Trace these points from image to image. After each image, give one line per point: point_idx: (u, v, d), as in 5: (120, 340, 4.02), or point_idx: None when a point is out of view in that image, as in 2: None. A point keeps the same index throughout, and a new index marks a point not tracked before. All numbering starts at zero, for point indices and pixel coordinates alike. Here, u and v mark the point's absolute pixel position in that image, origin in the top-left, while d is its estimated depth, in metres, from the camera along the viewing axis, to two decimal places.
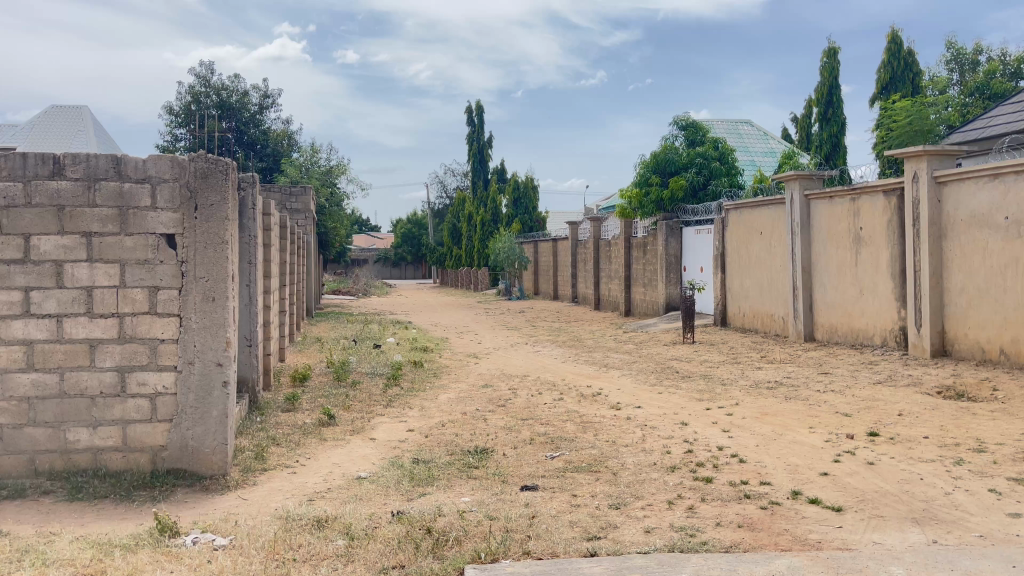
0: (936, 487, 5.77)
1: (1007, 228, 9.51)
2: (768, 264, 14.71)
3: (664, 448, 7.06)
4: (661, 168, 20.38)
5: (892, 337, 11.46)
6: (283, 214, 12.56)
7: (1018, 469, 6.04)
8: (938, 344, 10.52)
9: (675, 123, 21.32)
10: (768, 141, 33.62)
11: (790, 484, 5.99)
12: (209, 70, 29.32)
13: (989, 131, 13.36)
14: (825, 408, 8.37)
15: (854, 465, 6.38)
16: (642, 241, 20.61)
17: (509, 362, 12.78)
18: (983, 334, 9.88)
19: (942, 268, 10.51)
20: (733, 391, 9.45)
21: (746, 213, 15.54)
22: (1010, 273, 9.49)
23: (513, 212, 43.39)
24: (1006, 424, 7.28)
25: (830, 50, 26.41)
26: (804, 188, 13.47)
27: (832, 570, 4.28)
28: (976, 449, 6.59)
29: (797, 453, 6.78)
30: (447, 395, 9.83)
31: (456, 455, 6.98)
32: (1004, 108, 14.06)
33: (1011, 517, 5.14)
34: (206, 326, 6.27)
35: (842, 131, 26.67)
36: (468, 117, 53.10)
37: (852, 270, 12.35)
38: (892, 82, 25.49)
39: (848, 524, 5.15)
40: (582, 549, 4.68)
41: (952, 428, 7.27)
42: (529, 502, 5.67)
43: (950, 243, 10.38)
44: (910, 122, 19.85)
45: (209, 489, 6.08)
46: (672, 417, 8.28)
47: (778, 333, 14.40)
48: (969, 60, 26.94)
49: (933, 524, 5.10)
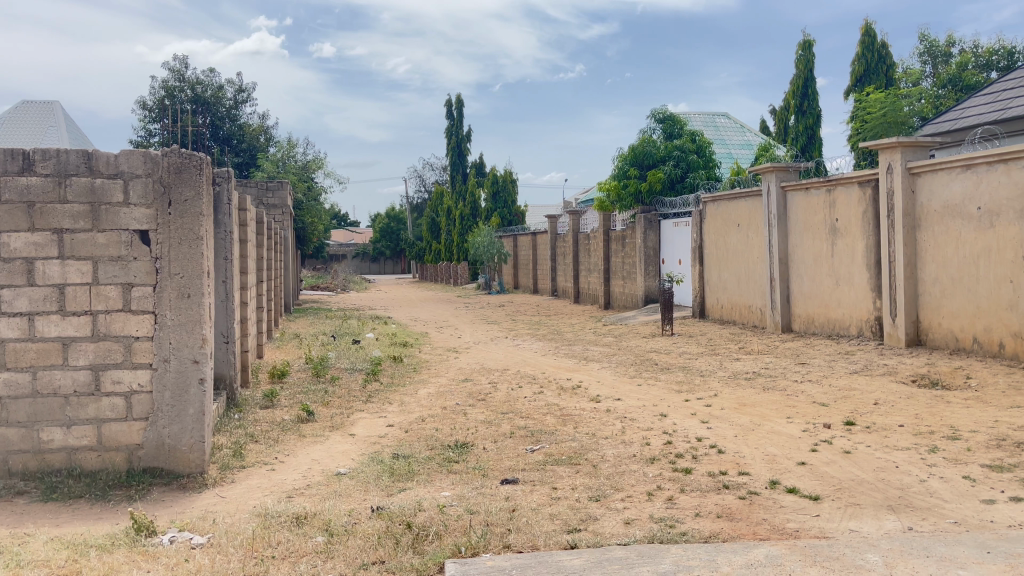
0: (911, 475, 5.85)
1: (979, 217, 9.63)
2: (745, 256, 14.80)
3: (643, 439, 7.08)
4: (639, 161, 20.45)
5: (868, 328, 11.58)
6: (260, 210, 12.49)
7: (991, 456, 6.13)
8: (913, 334, 10.65)
9: (652, 116, 21.36)
10: (744, 134, 33.84)
11: (768, 474, 6.04)
12: (183, 64, 28.94)
13: (962, 122, 13.48)
14: (802, 399, 8.44)
15: (831, 455, 6.42)
16: (621, 234, 20.62)
17: (488, 356, 12.74)
18: (956, 323, 10.01)
19: (917, 259, 10.63)
20: (711, 383, 9.51)
21: (723, 205, 15.61)
22: (982, 263, 9.61)
23: (493, 207, 43.13)
24: (979, 412, 7.38)
25: (805, 42, 26.54)
26: (780, 180, 13.55)
27: (809, 558, 4.33)
28: (950, 437, 6.67)
29: (775, 443, 6.84)
30: (427, 390, 9.80)
31: (436, 449, 6.96)
32: (976, 99, 14.16)
33: (985, 504, 5.22)
34: (182, 322, 6.20)
35: (818, 124, 26.88)
36: (448, 110, 52.66)
37: (828, 262, 12.45)
38: (866, 74, 25.71)
39: (825, 513, 5.20)
40: (562, 541, 4.69)
41: (927, 417, 7.36)
42: (510, 495, 5.67)
43: (924, 234, 10.50)
44: (885, 114, 20.01)
45: (186, 488, 6.01)
46: (652, 408, 8.32)
47: (756, 324, 14.51)
48: (941, 52, 27.21)
49: (909, 511, 5.16)
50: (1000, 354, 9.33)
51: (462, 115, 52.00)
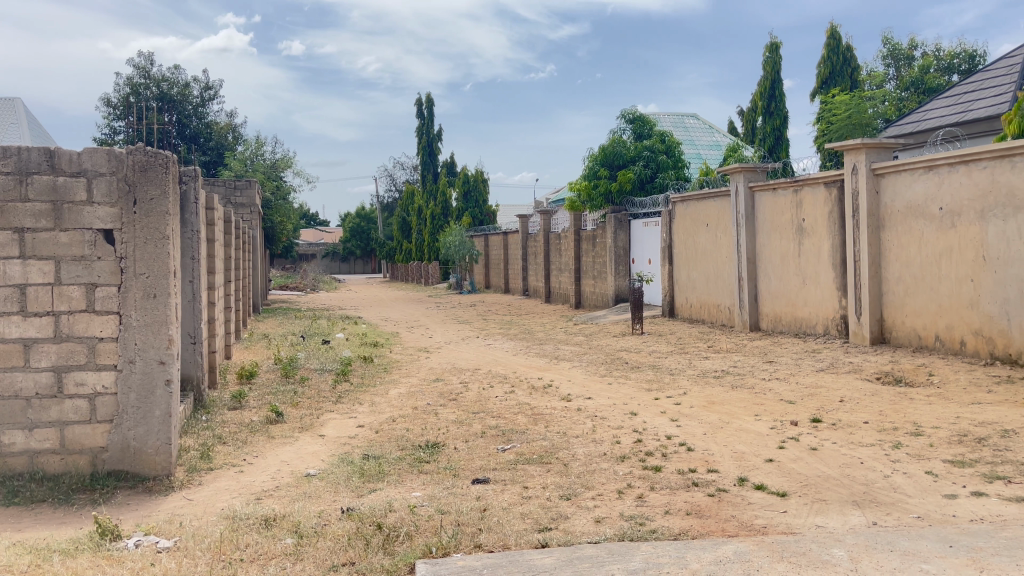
0: (875, 470, 5.95)
1: (940, 218, 9.81)
2: (714, 255, 14.95)
3: (614, 438, 7.13)
4: (610, 161, 20.56)
5: (833, 326, 11.77)
6: (229, 209, 12.33)
7: (953, 452, 6.26)
8: (877, 332, 10.84)
9: (622, 116, 21.46)
10: (713, 135, 34.16)
11: (736, 471, 6.11)
12: (148, 61, 28.49)
13: (924, 124, 13.74)
14: (770, 396, 8.55)
15: (798, 452, 6.51)
16: (591, 234, 20.71)
17: (459, 355, 12.73)
18: (919, 322, 10.20)
19: (881, 258, 10.82)
20: (680, 381, 9.59)
21: (692, 205, 15.74)
22: (943, 262, 9.80)
23: (464, 206, 43.07)
24: (941, 409, 7.54)
25: (772, 45, 26.85)
26: (748, 180, 13.70)
27: (776, 554, 4.38)
28: (913, 433, 6.80)
29: (743, 440, 6.92)
30: (397, 390, 9.77)
31: (406, 450, 6.94)
32: (938, 102, 14.42)
33: (946, 498, 5.33)
34: (147, 323, 6.10)
35: (785, 125, 27.23)
36: (418, 109, 52.49)
37: (795, 261, 12.62)
38: (831, 76, 26.09)
39: (792, 509, 5.27)
40: (533, 540, 4.70)
41: (890, 413, 7.50)
42: (481, 495, 5.67)
43: (888, 234, 10.69)
44: (849, 115, 20.33)
45: (152, 491, 5.92)
46: (622, 407, 8.36)
47: (724, 323, 14.67)
48: (904, 55, 27.72)
49: (873, 506, 5.25)
50: (961, 351, 9.53)
51: (432, 114, 51.85)
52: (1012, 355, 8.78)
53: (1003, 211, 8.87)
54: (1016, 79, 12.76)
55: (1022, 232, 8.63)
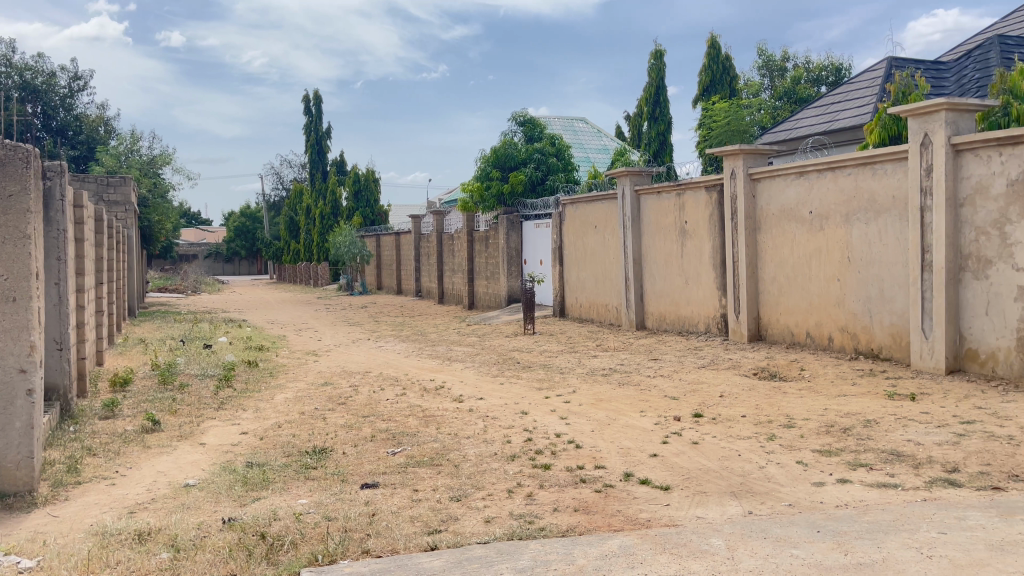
0: (751, 462, 6.24)
1: (810, 221, 10.39)
2: (602, 256, 15.30)
3: (504, 438, 7.17)
4: (501, 163, 20.72)
5: (714, 324, 12.27)
6: (100, 208, 11.66)
7: (821, 442, 6.64)
8: (754, 329, 11.37)
9: (513, 118, 21.65)
10: (601, 139, 34.98)
11: (622, 466, 6.26)
12: (9, 47, 26.58)
13: (795, 132, 14.51)
14: (655, 393, 8.82)
15: (680, 446, 6.74)
16: (484, 234, 20.78)
17: (349, 358, 12.50)
18: (791, 319, 10.77)
19: (757, 259, 11.36)
20: (570, 380, 9.76)
21: (582, 207, 16.05)
22: (813, 263, 10.38)
23: (355, 206, 42.39)
24: (811, 401, 7.99)
25: (656, 52, 27.72)
26: (634, 183, 14.09)
27: (659, 546, 4.52)
28: (786, 425, 7.17)
29: (629, 436, 7.10)
30: (284, 395, 9.50)
31: (293, 456, 6.75)
32: (808, 112, 15.27)
33: (815, 486, 5.65)
34: (6, 328, 5.69)
35: (669, 130, 28.19)
36: (306, 106, 51.28)
37: (678, 262, 13.07)
38: (711, 84, 27.18)
39: (674, 502, 5.45)
40: (422, 543, 4.67)
41: (766, 407, 7.88)
42: (370, 500, 5.59)
43: (763, 236, 11.23)
44: (728, 122, 21.25)
45: (11, 508, 5.52)
46: (513, 406, 8.43)
47: (612, 322, 15.04)
48: (777, 67, 29.22)
49: (749, 496, 5.51)
50: (829, 347, 10.12)
51: (321, 112, 50.78)
52: (874, 350, 9.40)
53: (866, 215, 9.47)
54: (876, 92, 13.68)
55: (882, 235, 9.25)
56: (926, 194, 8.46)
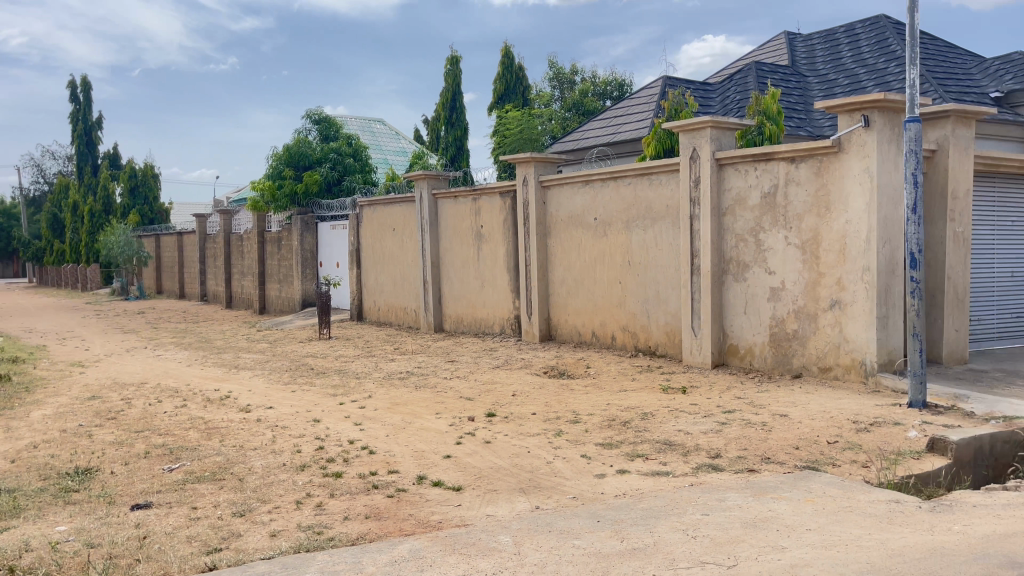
0: (540, 458, 6.47)
1: (595, 227, 10.98)
2: (400, 259, 15.25)
3: (294, 447, 6.92)
4: (295, 162, 20.05)
5: (508, 326, 12.63)
6: None
7: (604, 435, 7.02)
8: (545, 330, 11.84)
9: (308, 116, 21.04)
10: (399, 141, 34.92)
11: (415, 470, 6.26)
12: None
13: (582, 143, 15.29)
14: (450, 395, 8.90)
15: (473, 445, 6.86)
16: (276, 236, 19.98)
17: (123, 369, 11.49)
18: (579, 320, 11.32)
19: (548, 262, 11.83)
20: (366, 385, 9.61)
21: (379, 209, 15.91)
22: (597, 267, 10.97)
23: (131, 204, 39.14)
24: (595, 397, 8.44)
25: (452, 58, 28.07)
26: (431, 187, 14.17)
27: (448, 547, 4.56)
28: (573, 421, 7.51)
29: (423, 439, 7.11)
30: (41, 412, 8.54)
31: (51, 480, 6.09)
32: (593, 124, 16.14)
33: (597, 477, 5.97)
34: None
35: (466, 136, 28.72)
36: (72, 92, 46.66)
37: (474, 265, 13.30)
38: (506, 94, 28.00)
39: (466, 502, 5.53)
40: (200, 564, 4.38)
41: (554, 404, 8.22)
42: (142, 522, 5.16)
43: (553, 241, 11.73)
44: (521, 130, 21.99)
45: None
46: (304, 414, 8.16)
47: (410, 326, 15.03)
48: (566, 80, 30.65)
49: (537, 492, 5.70)
50: (612, 345, 10.75)
51: (91, 99, 46.44)
52: (651, 347, 10.11)
53: (644, 223, 10.16)
54: (653, 108, 14.77)
55: (658, 241, 9.97)
56: (695, 204, 9.23)
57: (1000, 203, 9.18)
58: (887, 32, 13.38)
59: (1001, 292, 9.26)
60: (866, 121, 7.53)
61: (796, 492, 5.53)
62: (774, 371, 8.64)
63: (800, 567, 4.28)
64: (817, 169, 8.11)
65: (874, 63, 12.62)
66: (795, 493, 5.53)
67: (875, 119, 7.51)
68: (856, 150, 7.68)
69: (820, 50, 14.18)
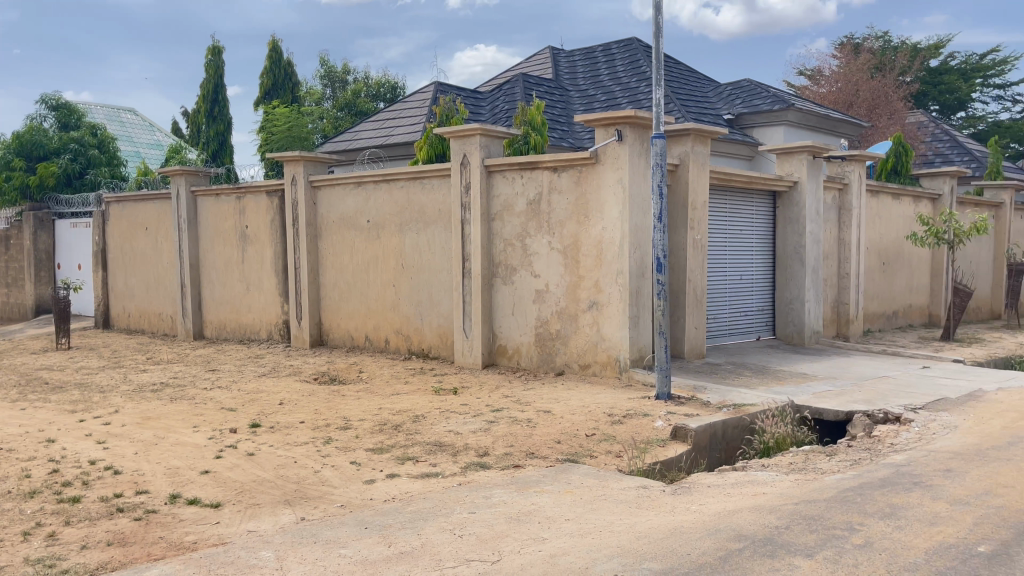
0: (307, 467, 6.26)
1: (367, 229, 10.86)
2: (154, 261, 14.09)
3: (21, 472, 6.13)
4: (26, 151, 17.80)
5: (276, 331, 12.12)
6: None
7: (374, 440, 6.95)
8: (316, 335, 11.50)
9: (42, 101, 18.73)
10: (153, 134, 32.30)
11: (168, 488, 5.80)
12: None
13: (354, 143, 15.05)
14: (210, 406, 8.36)
15: (234, 459, 6.48)
16: (2, 234, 17.64)
17: None
18: (351, 323, 11.13)
19: (318, 265, 11.52)
20: (112, 399, 8.75)
21: (129, 206, 14.61)
22: (369, 269, 10.86)
23: None
24: (367, 401, 8.33)
25: (213, 48, 26.49)
26: (190, 184, 13.25)
27: (203, 569, 4.26)
28: (342, 427, 7.36)
29: (178, 455, 6.61)
30: None
31: None
32: (366, 125, 15.96)
33: (366, 484, 5.89)
34: None
35: (228, 131, 27.21)
36: None
37: (239, 268, 12.62)
38: (273, 88, 27.82)
39: (225, 519, 5.21)
40: None
41: (324, 411, 8.00)
42: None
43: (323, 243, 11.44)
44: (289, 128, 21.14)
45: None
46: (35, 435, 7.26)
47: (166, 333, 13.93)
48: (338, 79, 29.93)
49: (302, 503, 5.51)
50: (385, 349, 10.69)
51: None
52: (424, 349, 10.18)
53: (416, 226, 10.21)
54: (425, 113, 14.91)
55: (430, 244, 10.07)
56: (464, 209, 9.42)
57: (730, 214, 10.30)
58: (637, 55, 14.57)
59: (732, 293, 10.41)
60: (619, 136, 8.13)
61: (556, 485, 5.82)
62: (539, 370, 9.04)
63: (559, 555, 4.51)
64: (576, 179, 8.63)
65: (627, 82, 13.68)
66: (556, 485, 5.82)
67: (627, 134, 8.14)
68: (611, 162, 8.28)
69: (580, 67, 15.09)
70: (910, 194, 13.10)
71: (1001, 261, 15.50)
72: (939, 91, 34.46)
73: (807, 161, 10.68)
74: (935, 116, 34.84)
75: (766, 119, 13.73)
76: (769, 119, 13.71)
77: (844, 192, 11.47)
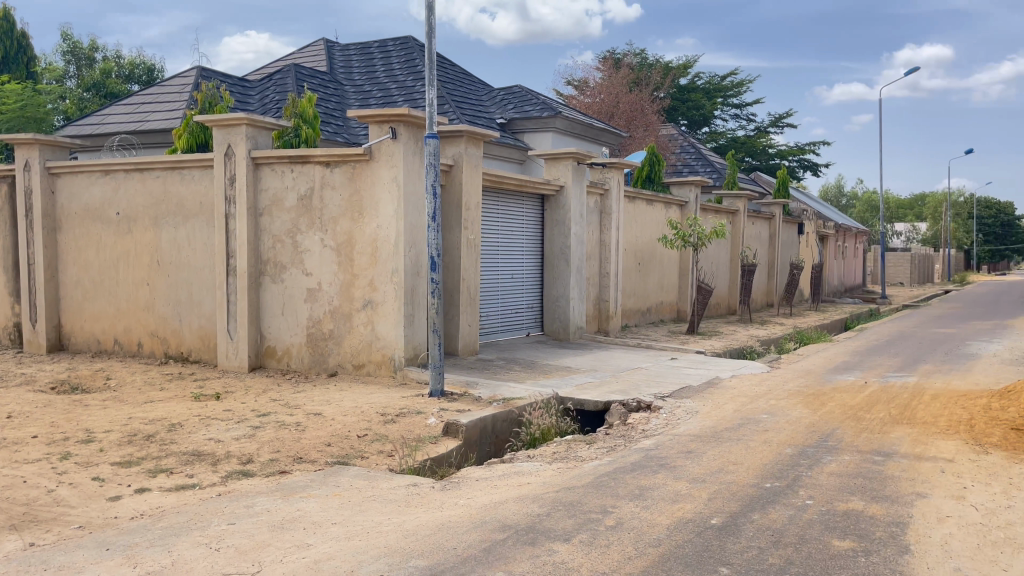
0: (39, 487, 5.59)
1: (117, 222, 9.95)
2: None
3: None
4: None
5: (5, 336, 10.74)
6: None
7: (122, 453, 6.36)
8: (55, 339, 10.34)
9: None
10: None
11: None
12: None
13: (103, 127, 13.71)
14: None
15: None
16: None
17: None
18: (98, 326, 10.13)
19: (58, 261, 10.37)
20: None
21: None
22: (120, 266, 9.95)
23: None
24: (115, 411, 7.61)
25: None
26: None
27: None
28: (83, 441, 6.65)
29: None
30: None
31: None
32: (116, 108, 14.60)
33: (110, 501, 5.37)
34: None
35: None
36: None
37: None
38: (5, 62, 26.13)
39: None
40: None
41: (62, 423, 7.19)
42: None
43: (64, 237, 10.32)
44: (22, 107, 19.18)
45: None
46: None
47: None
48: (84, 56, 26.99)
49: (32, 527, 4.90)
50: (138, 353, 9.84)
51: None
52: (183, 353, 9.51)
53: (174, 220, 9.51)
54: (185, 99, 13.91)
55: (190, 239, 9.42)
56: (229, 202, 8.91)
57: (501, 215, 10.63)
58: (414, 54, 14.62)
59: (504, 292, 10.76)
60: (393, 133, 8.11)
61: (324, 489, 5.66)
62: (310, 371, 8.78)
63: (324, 561, 4.39)
64: (350, 175, 8.49)
65: (403, 80, 13.68)
66: (323, 489, 5.65)
67: (401, 132, 8.13)
68: (385, 159, 8.24)
69: (356, 61, 14.86)
70: (662, 201, 14.28)
71: (735, 263, 17.42)
72: (687, 107, 38.01)
73: (573, 166, 11.25)
74: (684, 130, 38.39)
75: (536, 126, 14.36)
76: (538, 125, 14.36)
77: (605, 197, 12.25)
